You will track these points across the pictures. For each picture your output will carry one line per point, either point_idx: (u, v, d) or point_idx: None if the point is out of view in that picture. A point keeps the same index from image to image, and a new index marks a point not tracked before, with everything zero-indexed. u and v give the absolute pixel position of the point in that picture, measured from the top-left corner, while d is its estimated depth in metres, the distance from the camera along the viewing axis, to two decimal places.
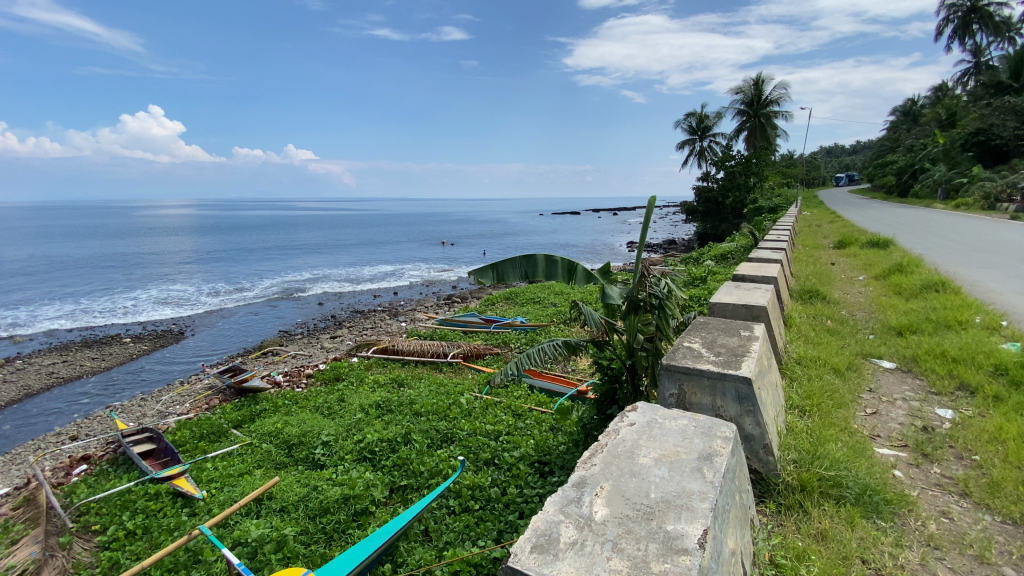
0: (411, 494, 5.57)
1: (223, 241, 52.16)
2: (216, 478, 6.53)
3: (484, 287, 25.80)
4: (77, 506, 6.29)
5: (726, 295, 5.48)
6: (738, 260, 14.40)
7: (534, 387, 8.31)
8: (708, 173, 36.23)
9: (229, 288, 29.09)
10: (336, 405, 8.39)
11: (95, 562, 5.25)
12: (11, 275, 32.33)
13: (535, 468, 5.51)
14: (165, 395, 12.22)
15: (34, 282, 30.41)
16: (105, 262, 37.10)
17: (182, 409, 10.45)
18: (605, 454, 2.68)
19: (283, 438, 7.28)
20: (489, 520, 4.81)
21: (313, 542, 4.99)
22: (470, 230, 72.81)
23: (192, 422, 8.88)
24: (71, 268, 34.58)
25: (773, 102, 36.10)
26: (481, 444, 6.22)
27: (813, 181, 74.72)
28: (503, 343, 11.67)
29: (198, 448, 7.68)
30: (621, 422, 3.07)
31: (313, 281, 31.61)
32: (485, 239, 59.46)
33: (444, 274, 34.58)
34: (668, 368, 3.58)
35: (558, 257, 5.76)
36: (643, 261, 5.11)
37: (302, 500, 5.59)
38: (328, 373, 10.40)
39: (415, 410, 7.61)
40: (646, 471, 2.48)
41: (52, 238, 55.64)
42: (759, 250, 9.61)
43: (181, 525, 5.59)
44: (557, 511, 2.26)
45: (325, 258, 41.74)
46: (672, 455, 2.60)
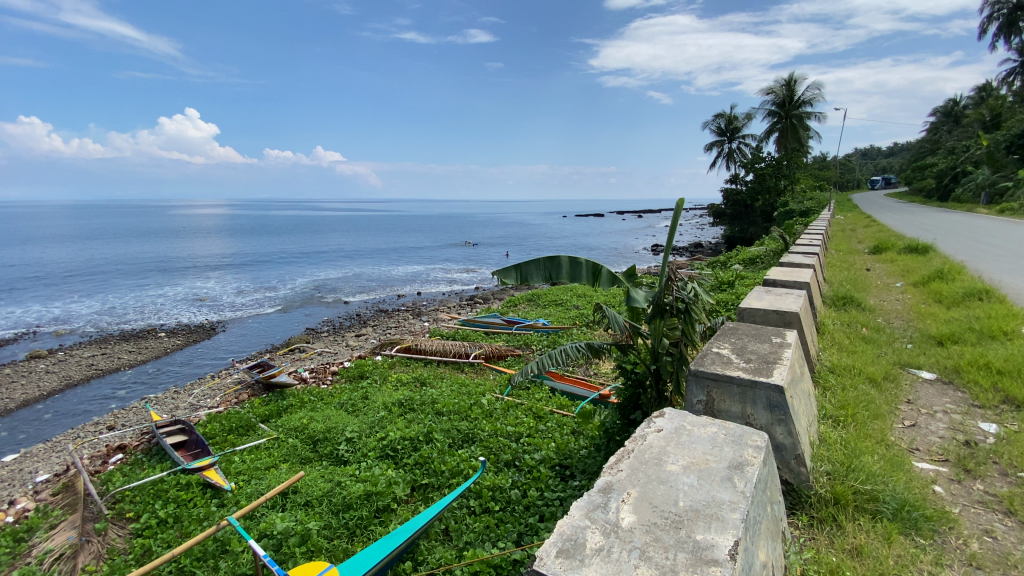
0: (432, 493, 5.60)
1: (254, 242, 53.86)
2: (243, 470, 6.69)
3: (507, 288, 25.87)
4: (113, 492, 6.55)
5: (756, 300, 5.36)
6: (767, 264, 14.08)
7: (556, 390, 8.26)
8: (737, 175, 35.54)
9: (259, 286, 29.93)
10: (360, 402, 8.52)
11: (129, 548, 5.45)
12: (57, 272, 34.06)
13: (556, 472, 5.47)
14: (197, 388, 12.63)
15: (77, 279, 31.90)
16: (143, 261, 38.68)
17: (211, 403, 10.77)
18: (632, 460, 2.64)
19: (308, 434, 7.42)
20: (509, 522, 4.80)
21: (336, 537, 5.07)
22: (494, 233, 73.00)
23: (222, 415, 9.12)
24: (112, 267, 36.22)
25: (806, 103, 35.18)
26: (502, 445, 6.22)
27: (846, 185, 72.52)
28: (525, 345, 11.67)
29: (227, 441, 7.89)
30: (648, 428, 3.02)
31: (339, 281, 32.15)
32: (508, 241, 59.61)
33: (467, 275, 34.75)
34: (696, 374, 3.52)
35: (581, 259, 5.73)
36: (670, 264, 5.04)
37: (326, 495, 5.69)
38: (353, 371, 10.57)
39: (437, 409, 7.67)
40: (674, 478, 2.44)
41: (95, 236, 58.46)
42: (790, 254, 9.36)
43: (210, 516, 5.74)
44: (583, 516, 2.24)
45: (351, 258, 42.38)
46: (701, 463, 2.55)
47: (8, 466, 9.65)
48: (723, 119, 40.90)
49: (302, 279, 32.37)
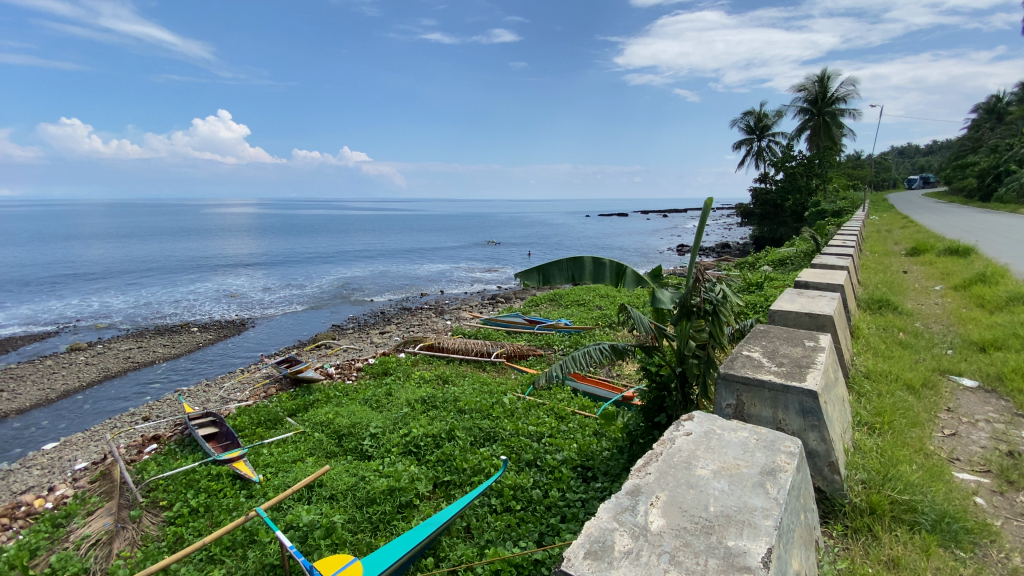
0: (454, 490, 5.63)
1: (282, 240, 55.19)
2: (271, 463, 6.86)
3: (529, 288, 25.87)
4: (148, 481, 6.80)
5: (787, 302, 5.24)
6: (798, 266, 13.75)
7: (578, 391, 8.22)
8: (766, 174, 34.75)
9: (286, 284, 30.63)
10: (384, 399, 8.63)
11: (161, 536, 5.64)
12: (98, 269, 35.54)
13: (578, 472, 5.45)
14: (227, 382, 13.01)
15: (116, 275, 33.22)
16: (177, 259, 40.05)
17: (241, 396, 11.07)
18: (660, 463, 2.60)
19: (333, 429, 7.56)
20: (531, 522, 4.80)
21: (360, 530, 5.15)
22: (516, 232, 73.03)
23: (251, 408, 9.37)
24: (149, 264, 37.61)
25: (839, 100, 34.16)
26: (524, 445, 6.22)
27: (881, 184, 70.11)
28: (547, 345, 11.64)
29: (256, 433, 8.10)
30: (676, 431, 2.97)
31: (363, 279, 32.64)
32: (531, 240, 59.59)
33: (489, 274, 34.87)
34: (726, 378, 3.45)
35: (606, 260, 5.69)
36: (697, 264, 4.96)
37: (350, 489, 5.78)
38: (377, 367, 10.72)
39: (460, 407, 7.72)
40: (705, 483, 2.39)
41: (134, 235, 60.79)
42: (822, 256, 9.11)
43: (239, 506, 5.90)
44: (610, 518, 2.22)
45: (376, 257, 43.01)
46: (732, 468, 2.50)
47: (51, 453, 10.13)
48: (753, 117, 40.05)
49: (328, 277, 33.02)
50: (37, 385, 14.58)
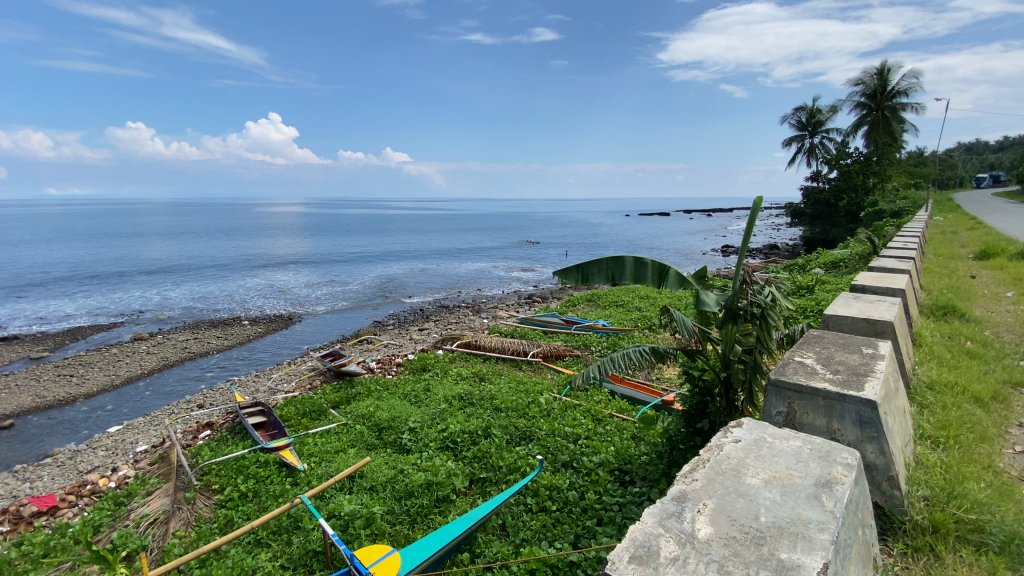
0: (490, 487, 5.67)
1: (327, 239, 57.12)
2: (315, 452, 7.11)
3: (566, 288, 25.72)
4: (202, 465, 7.19)
5: (842, 307, 4.99)
6: (852, 269, 13.06)
7: (616, 393, 8.10)
8: (818, 172, 33.21)
9: (331, 281, 31.66)
10: (422, 394, 8.79)
11: (213, 518, 5.95)
12: (160, 265, 37.86)
13: (615, 476, 5.39)
14: (275, 373, 13.59)
15: (176, 271, 35.30)
16: (231, 256, 42.15)
17: (288, 387, 11.54)
18: (707, 470, 2.53)
19: (374, 421, 7.76)
20: (566, 523, 4.79)
21: (398, 522, 5.26)
22: (554, 232, 72.73)
23: (297, 399, 9.75)
24: (205, 261, 39.75)
25: (901, 94, 32.24)
26: (560, 446, 6.20)
27: (946, 183, 65.71)
28: (584, 346, 11.54)
29: (301, 424, 8.42)
30: (724, 437, 2.88)
31: (404, 277, 33.35)
32: (568, 240, 59.23)
33: (526, 274, 34.90)
34: (776, 385, 3.32)
35: (648, 261, 5.59)
36: (745, 266, 4.78)
37: (390, 481, 5.92)
38: (416, 363, 10.92)
39: (496, 405, 7.77)
40: (755, 492, 2.31)
41: (192, 233, 64.32)
42: (880, 259, 8.62)
43: (284, 493, 6.14)
44: (655, 524, 2.17)
45: (416, 256, 43.87)
46: (784, 478, 2.40)
47: (117, 435, 10.88)
48: (805, 112, 38.40)
49: (370, 275, 33.92)
50: (104, 371, 15.66)
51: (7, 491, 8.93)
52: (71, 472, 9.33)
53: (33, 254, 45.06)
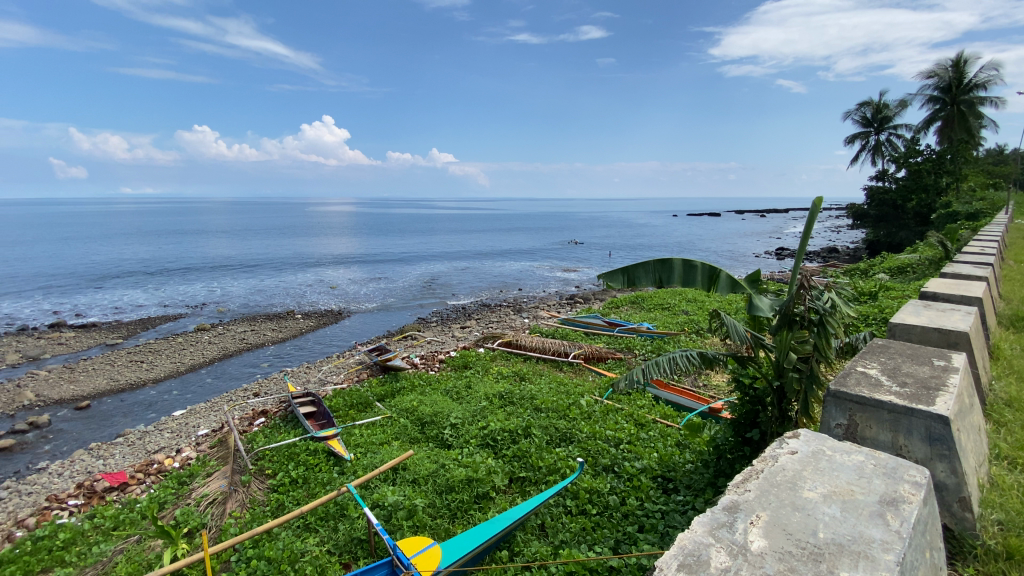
0: (530, 487, 5.69)
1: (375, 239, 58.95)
2: (361, 443, 7.35)
3: (610, 290, 25.40)
4: (256, 450, 7.60)
5: (910, 315, 4.68)
6: (921, 275, 12.20)
7: (660, 398, 7.93)
8: (884, 171, 31.24)
9: (378, 279, 32.62)
10: (464, 391, 8.92)
11: (266, 501, 6.28)
12: (222, 261, 40.27)
13: (658, 483, 5.31)
14: (325, 365, 14.16)
15: (236, 267, 37.43)
16: (286, 254, 44.25)
17: (336, 379, 12.00)
18: (761, 481, 2.44)
19: (417, 416, 7.94)
20: (606, 527, 4.75)
21: (439, 515, 5.36)
22: (597, 232, 71.96)
23: (344, 391, 10.12)
24: (263, 258, 41.95)
25: (979, 86, 29.84)
26: (601, 449, 6.13)
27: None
28: (627, 349, 11.36)
29: (348, 415, 8.73)
30: (779, 448, 2.76)
31: (448, 276, 33.96)
32: (612, 241, 58.44)
33: (569, 275, 34.70)
34: (836, 395, 3.15)
35: (697, 263, 5.45)
36: (802, 270, 4.57)
37: (431, 475, 6.04)
38: (458, 360, 11.09)
39: (536, 404, 7.77)
40: (813, 507, 2.21)
41: (251, 231, 68.00)
42: (953, 264, 8.01)
43: (332, 481, 6.38)
44: (705, 533, 2.12)
45: (460, 255, 44.53)
46: (845, 493, 2.28)
47: (181, 419, 11.65)
48: (870, 107, 36.18)
49: (415, 273, 34.73)
50: (171, 358, 16.79)
51: (85, 467, 9.75)
52: (141, 451, 10.07)
53: (112, 248, 48.91)
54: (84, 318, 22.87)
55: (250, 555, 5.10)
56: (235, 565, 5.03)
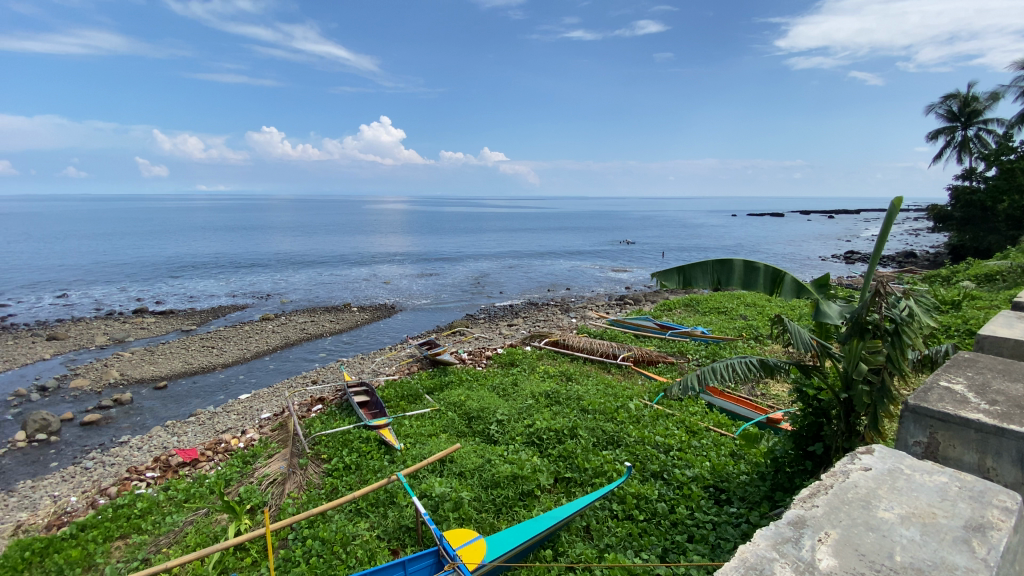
0: (575, 488, 5.65)
1: (426, 236, 60.42)
2: (410, 434, 7.56)
3: (661, 292, 24.82)
4: (313, 436, 7.98)
5: (1003, 327, 4.26)
6: (1013, 284, 11.10)
7: (714, 406, 7.65)
8: (971, 170, 28.63)
9: (429, 275, 33.41)
10: (510, 388, 8.98)
11: (321, 484, 6.59)
12: (286, 255, 42.61)
13: (710, 493, 5.16)
14: (378, 357, 14.68)
15: (298, 261, 39.50)
16: (344, 250, 46.18)
17: (389, 371, 12.42)
18: (830, 497, 2.31)
19: (464, 410, 8.08)
20: (654, 534, 4.66)
21: (484, 510, 5.44)
22: (649, 232, 70.32)
23: (396, 383, 10.45)
24: (323, 254, 44.03)
25: None
26: (650, 454, 6.00)
27: None
28: (679, 353, 11.04)
29: (399, 406, 9.02)
30: (850, 463, 2.60)
31: (497, 274, 34.28)
32: (664, 241, 56.94)
33: (618, 275, 34.15)
34: (915, 411, 2.92)
35: (759, 265, 5.23)
36: (877, 275, 4.28)
37: (477, 469, 6.13)
38: (505, 358, 11.19)
39: (583, 405, 7.72)
40: (888, 528, 2.08)
41: (312, 228, 71.46)
42: None
43: (383, 469, 6.61)
44: (769, 546, 2.03)
45: (509, 254, 44.85)
46: (925, 516, 2.13)
47: (246, 402, 12.42)
48: (957, 100, 33.30)
49: (465, 271, 35.31)
50: (238, 345, 17.93)
51: (162, 442, 10.60)
52: (210, 431, 10.83)
53: (189, 242, 52.88)
54: (163, 305, 24.84)
55: (306, 534, 5.40)
56: (292, 542, 5.33)
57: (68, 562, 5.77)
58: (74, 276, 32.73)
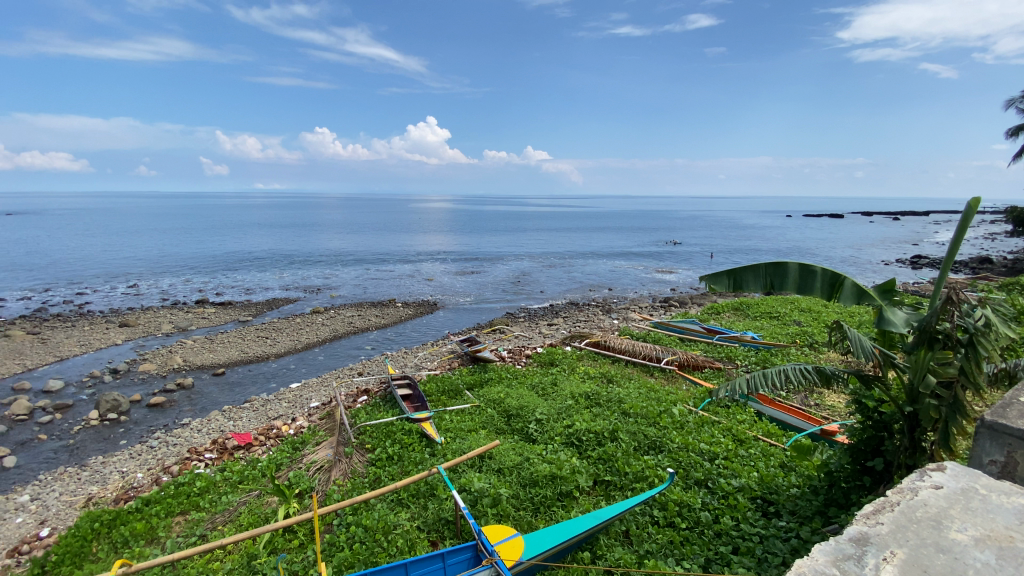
0: (615, 492, 5.59)
1: (468, 235, 61.18)
2: (451, 429, 7.69)
3: (708, 295, 24.09)
4: (358, 425, 8.25)
5: None
6: None
7: (763, 415, 7.36)
8: None
9: (471, 273, 33.80)
10: (550, 388, 8.97)
11: (365, 473, 6.80)
12: (335, 252, 44.28)
13: (757, 505, 4.98)
14: (421, 352, 15.00)
15: (347, 258, 40.92)
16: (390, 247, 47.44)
17: (431, 366, 12.67)
18: (896, 514, 2.26)
19: (504, 408, 8.13)
20: (696, 544, 4.54)
21: (522, 508, 5.46)
22: (695, 233, 68.32)
23: (438, 378, 10.65)
24: (369, 251, 45.42)
25: None
26: (694, 462, 5.84)
27: None
28: (727, 358, 10.69)
29: (440, 401, 9.18)
30: (919, 480, 2.52)
31: (538, 273, 34.29)
32: (711, 242, 55.21)
33: (663, 277, 33.38)
34: (991, 428, 2.85)
35: (817, 268, 4.99)
36: (950, 281, 4.01)
37: (516, 467, 6.16)
38: (545, 357, 11.19)
39: (623, 408, 7.60)
40: (961, 551, 2.03)
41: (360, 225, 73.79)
42: None
43: (423, 461, 6.75)
44: (828, 562, 2.00)
45: (550, 254, 44.73)
46: (1002, 540, 2.07)
47: (296, 391, 12.99)
48: None
49: (506, 270, 35.49)
50: (289, 335, 18.76)
51: (219, 425, 11.24)
52: (262, 417, 11.39)
53: (246, 237, 55.85)
54: (221, 296, 26.35)
55: (350, 521, 5.59)
56: (337, 527, 5.54)
57: (133, 534, 6.27)
58: (144, 268, 35.20)
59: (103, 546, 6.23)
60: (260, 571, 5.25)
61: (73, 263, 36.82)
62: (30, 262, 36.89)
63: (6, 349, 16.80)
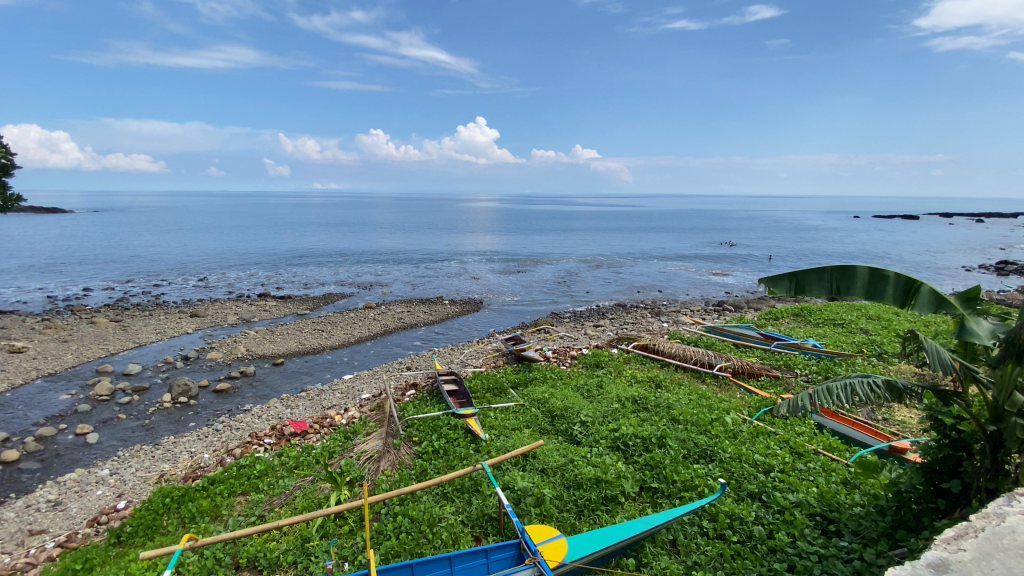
0: (661, 500, 5.46)
1: (515, 235, 61.42)
2: (495, 426, 7.76)
3: (764, 300, 23.03)
4: (406, 419, 8.49)
5: None
6: None
7: (825, 428, 6.96)
8: None
9: (517, 273, 33.94)
10: (595, 390, 8.87)
11: (412, 464, 6.99)
12: (386, 250, 45.67)
13: (816, 523, 4.72)
14: (467, 349, 15.23)
15: (397, 256, 42.17)
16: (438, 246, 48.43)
17: (476, 363, 12.84)
18: (980, 541, 2.33)
19: (548, 408, 8.11)
20: (748, 558, 4.36)
21: (565, 509, 5.44)
22: (751, 234, 65.44)
23: (483, 375, 10.78)
24: (419, 249, 46.55)
25: None
26: (748, 474, 5.61)
27: None
28: (785, 367, 10.18)
29: (485, 398, 9.29)
30: (1008, 506, 2.59)
31: (585, 274, 33.97)
32: (768, 244, 52.72)
33: (715, 279, 32.19)
34: None
35: (889, 273, 4.70)
36: None
37: (560, 468, 6.14)
38: (591, 358, 11.08)
39: (672, 414, 7.42)
40: None
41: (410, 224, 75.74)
42: None
43: (468, 457, 6.85)
44: None
45: (598, 254, 44.17)
46: None
47: (348, 382, 13.52)
48: None
49: (552, 270, 35.38)
50: (343, 329, 19.54)
51: (278, 412, 11.87)
52: (317, 406, 11.93)
53: (305, 235, 58.68)
54: (281, 290, 27.80)
55: (397, 511, 5.75)
56: (384, 516, 5.72)
57: (199, 511, 6.73)
58: (213, 262, 37.66)
59: (172, 520, 6.74)
60: (313, 554, 5.51)
61: (152, 258, 39.99)
62: (115, 256, 40.38)
63: (94, 334, 18.45)
